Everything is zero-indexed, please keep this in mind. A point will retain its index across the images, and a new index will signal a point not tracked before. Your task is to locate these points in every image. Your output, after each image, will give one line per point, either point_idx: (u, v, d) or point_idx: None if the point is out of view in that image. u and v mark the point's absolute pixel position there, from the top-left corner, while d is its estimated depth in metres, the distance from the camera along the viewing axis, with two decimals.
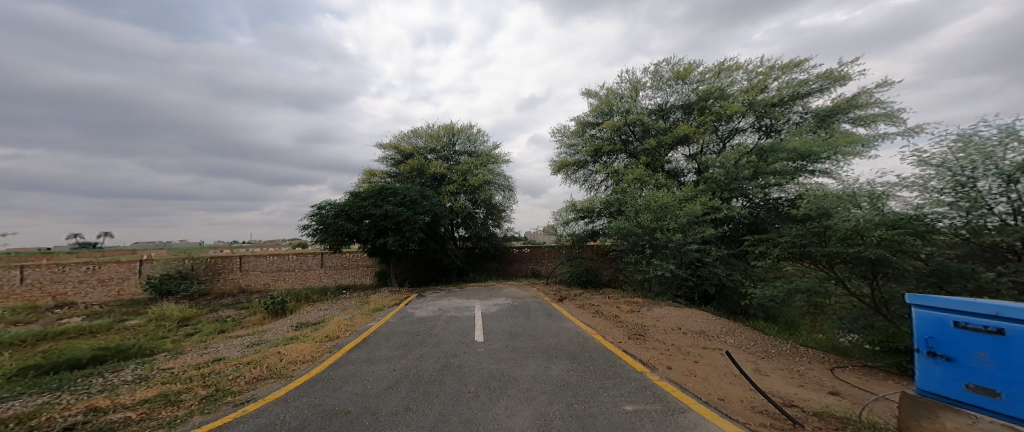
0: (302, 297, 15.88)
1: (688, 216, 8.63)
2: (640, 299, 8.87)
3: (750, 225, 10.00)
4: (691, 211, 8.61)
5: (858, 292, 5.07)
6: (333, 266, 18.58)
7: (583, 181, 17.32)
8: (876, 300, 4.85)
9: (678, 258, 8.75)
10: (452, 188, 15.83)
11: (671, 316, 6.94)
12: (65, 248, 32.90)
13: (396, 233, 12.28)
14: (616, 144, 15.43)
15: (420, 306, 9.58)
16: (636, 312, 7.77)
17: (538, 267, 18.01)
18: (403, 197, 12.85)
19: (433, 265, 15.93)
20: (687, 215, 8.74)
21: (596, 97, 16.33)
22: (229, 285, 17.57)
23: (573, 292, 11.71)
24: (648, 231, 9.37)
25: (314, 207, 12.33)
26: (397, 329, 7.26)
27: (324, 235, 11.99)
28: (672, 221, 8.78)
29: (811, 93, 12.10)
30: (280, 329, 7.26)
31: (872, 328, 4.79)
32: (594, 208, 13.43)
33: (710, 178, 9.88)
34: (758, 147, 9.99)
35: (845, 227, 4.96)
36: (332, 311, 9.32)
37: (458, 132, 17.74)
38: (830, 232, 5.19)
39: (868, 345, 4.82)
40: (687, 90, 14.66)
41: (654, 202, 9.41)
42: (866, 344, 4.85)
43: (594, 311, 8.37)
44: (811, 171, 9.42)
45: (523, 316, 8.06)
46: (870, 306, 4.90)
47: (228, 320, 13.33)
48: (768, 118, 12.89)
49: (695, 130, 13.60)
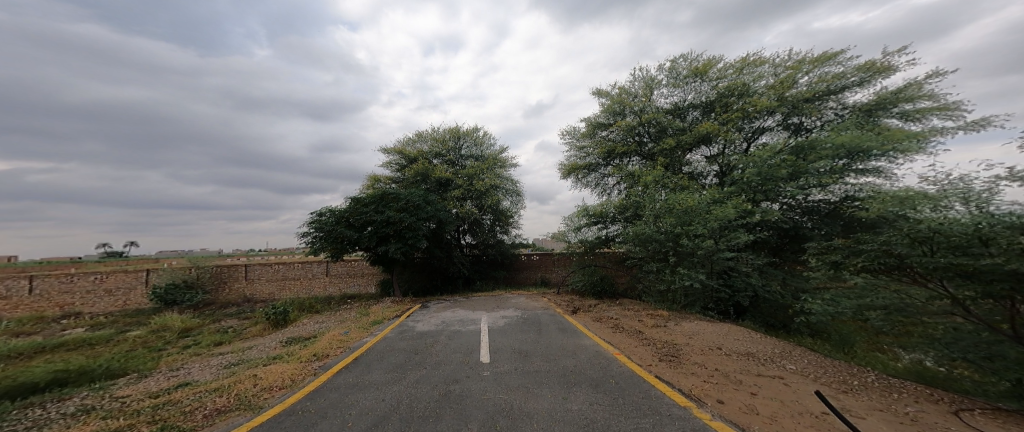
0: (306, 306, 15.42)
1: (719, 221, 7.77)
2: (664, 312, 7.99)
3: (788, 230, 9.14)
4: (721, 214, 7.78)
5: (986, 315, 3.92)
6: (339, 275, 18.23)
7: (595, 184, 16.51)
8: (1017, 325, 3.70)
9: (707, 266, 7.82)
10: (458, 193, 15.21)
11: (706, 333, 6.06)
12: (93, 258, 34.22)
13: (399, 241, 11.69)
14: (630, 146, 14.60)
15: (421, 319, 8.88)
16: (661, 327, 6.93)
17: (547, 275, 17.25)
18: (406, 202, 12.26)
19: (439, 273, 15.32)
20: (718, 219, 7.88)
21: (608, 97, 15.59)
22: (234, 295, 17.25)
23: (587, 302, 10.87)
24: (673, 237, 8.47)
25: (314, 213, 11.84)
26: (393, 345, 6.55)
27: (324, 242, 11.46)
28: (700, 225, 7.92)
29: (848, 86, 11.07)
30: (267, 345, 6.63)
31: (1001, 360, 3.74)
32: (607, 213, 12.61)
33: (741, 178, 9.09)
34: (794, 144, 9.06)
35: (957, 232, 4.03)
36: (329, 323, 8.71)
37: (463, 135, 17.22)
38: (934, 240, 4.24)
39: (999, 383, 3.79)
40: (706, 87, 13.76)
41: (679, 204, 8.59)
42: (991, 381, 3.84)
43: (614, 325, 7.53)
44: (859, 170, 8.37)
45: (534, 331, 7.26)
46: (1008, 333, 3.74)
47: (229, 331, 12.89)
48: (798, 116, 11.93)
49: (716, 129, 12.72)
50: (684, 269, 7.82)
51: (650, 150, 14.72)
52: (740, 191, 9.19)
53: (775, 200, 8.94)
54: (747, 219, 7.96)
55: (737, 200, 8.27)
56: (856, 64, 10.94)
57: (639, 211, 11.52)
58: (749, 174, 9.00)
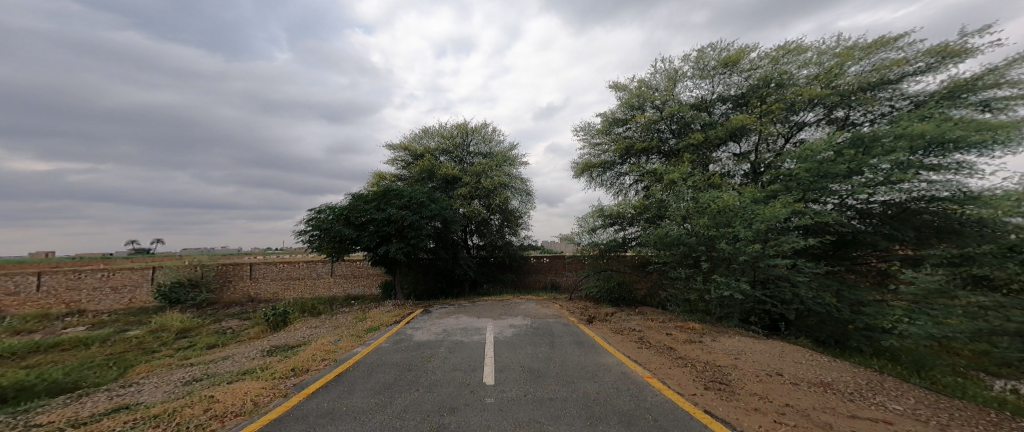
0: (308, 307, 14.88)
1: (765, 222, 6.68)
2: (695, 324, 7.00)
3: (850, 238, 8.07)
4: (768, 214, 6.72)
5: None
6: (344, 275, 17.73)
7: (610, 184, 15.54)
8: None
9: (749, 274, 6.83)
10: (464, 192, 14.34)
11: (755, 355, 5.05)
12: (117, 254, 35.29)
13: (400, 241, 10.98)
14: (650, 142, 13.53)
15: (422, 326, 8.08)
16: (696, 343, 5.96)
17: (558, 279, 16.36)
18: (409, 199, 11.50)
19: (445, 276, 14.58)
20: (763, 219, 6.79)
21: (626, 90, 14.55)
22: (238, 294, 16.86)
23: (603, 310, 9.93)
24: (708, 239, 7.45)
25: (312, 211, 11.17)
26: (387, 358, 5.77)
27: (322, 241, 10.80)
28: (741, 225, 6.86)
29: (909, 75, 9.83)
30: (245, 354, 5.89)
31: None
32: (624, 214, 11.55)
33: (790, 176, 8.31)
34: (849, 136, 7.96)
35: None
36: (322, 329, 8.00)
37: (471, 131, 16.45)
38: None
39: None
40: (737, 79, 12.66)
41: (716, 203, 7.56)
42: None
43: (638, 338, 6.59)
44: (948, 166, 6.96)
45: (547, 344, 6.38)
46: None
47: (227, 332, 12.40)
48: (843, 109, 10.77)
49: (751, 123, 11.41)
50: (721, 277, 6.82)
51: (672, 147, 13.64)
52: (782, 189, 8.31)
53: (829, 199, 7.84)
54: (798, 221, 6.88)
55: (785, 197, 7.18)
56: (920, 49, 9.66)
57: (662, 211, 10.47)
58: (798, 171, 8.02)
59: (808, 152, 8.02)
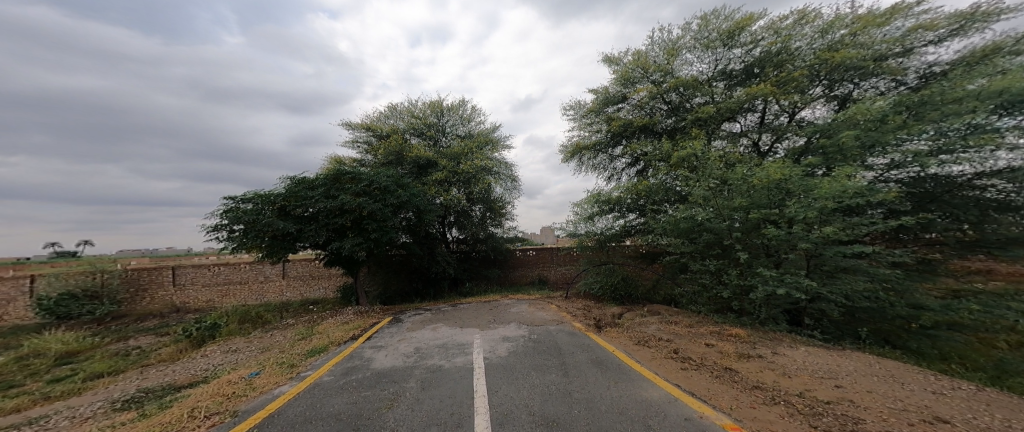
0: (250, 316, 12.33)
1: (828, 200, 5.24)
2: (739, 330, 5.53)
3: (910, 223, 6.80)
4: (832, 189, 5.28)
5: None
6: (298, 277, 15.36)
7: (603, 167, 14.25)
8: None
9: (803, 266, 5.54)
10: (440, 177, 12.23)
11: (863, 380, 3.55)
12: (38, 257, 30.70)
13: (357, 235, 8.87)
14: (651, 118, 12.05)
15: (386, 344, 6.10)
16: (756, 359, 4.42)
17: (545, 273, 14.83)
18: (368, 184, 9.21)
19: (418, 274, 12.49)
20: (824, 195, 5.35)
21: (620, 64, 13.12)
22: (158, 304, 13.88)
23: (610, 312, 8.40)
24: (750, 225, 6.10)
25: (231, 200, 8.55)
26: (325, 405, 3.76)
27: (246, 237, 8.32)
28: (795, 203, 5.44)
29: (921, 46, 8.91)
30: (84, 411, 3.68)
31: None
32: (626, 199, 10.14)
33: (827, 147, 7.31)
34: (903, 99, 6.89)
35: None
36: (242, 354, 5.80)
37: (447, 109, 14.43)
38: None
39: None
40: (737, 55, 11.59)
41: (757, 179, 6.15)
42: None
43: (674, 354, 5.00)
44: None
45: (558, 373, 4.61)
46: None
47: (130, 354, 9.69)
48: (851, 85, 9.83)
49: (763, 96, 10.15)
50: (773, 272, 5.44)
51: (669, 127, 12.40)
52: (830, 161, 7.19)
53: (878, 171, 6.70)
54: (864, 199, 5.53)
55: (842, 169, 5.82)
56: (947, 13, 8.74)
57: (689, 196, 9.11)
58: (844, 139, 6.82)
59: (858, 115, 6.89)
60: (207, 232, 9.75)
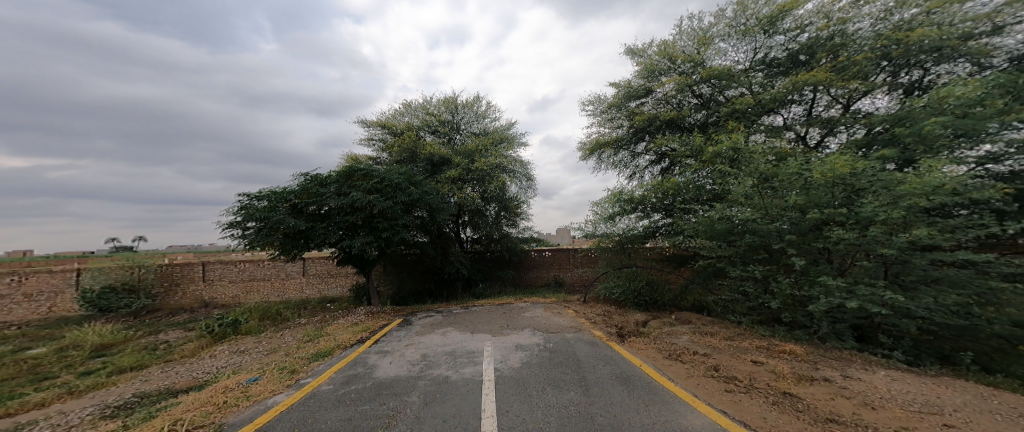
0: (271, 313, 12.48)
1: (917, 198, 4.45)
2: (794, 346, 4.76)
3: None
4: (925, 183, 4.43)
5: None
6: (317, 275, 15.59)
7: (624, 165, 13.44)
8: None
9: (880, 274, 4.80)
10: (454, 174, 11.85)
11: (976, 422, 2.78)
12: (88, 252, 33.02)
13: (369, 233, 8.69)
14: (682, 111, 11.07)
15: (394, 350, 5.74)
16: (823, 383, 3.69)
17: (563, 275, 14.24)
18: (380, 181, 8.97)
19: (431, 275, 12.21)
20: (911, 193, 4.57)
21: (644, 55, 12.27)
22: (189, 299, 14.39)
23: (634, 319, 7.73)
24: (811, 226, 5.33)
25: (245, 197, 8.50)
26: (316, 421, 3.40)
27: (258, 235, 8.28)
28: (872, 202, 4.67)
29: (1013, 23, 7.59)
30: (71, 418, 3.48)
31: None
32: (650, 199, 9.36)
33: (902, 137, 6.41)
34: (1000, 79, 5.73)
35: None
36: (249, 356, 5.60)
37: (463, 106, 14.08)
38: None
39: None
40: (781, 41, 10.42)
41: (817, 172, 5.32)
42: None
43: (715, 371, 4.33)
44: None
45: (580, 391, 4.06)
46: None
47: (157, 349, 9.93)
48: (921, 70, 8.56)
49: (812, 84, 9.06)
50: (842, 282, 4.71)
51: (698, 121, 11.44)
52: (910, 152, 6.29)
53: (975, 163, 5.84)
54: (957, 196, 4.68)
55: (925, 161, 4.94)
56: None
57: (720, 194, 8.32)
58: (929, 126, 5.81)
59: (948, 97, 5.83)
60: (223, 230, 9.79)
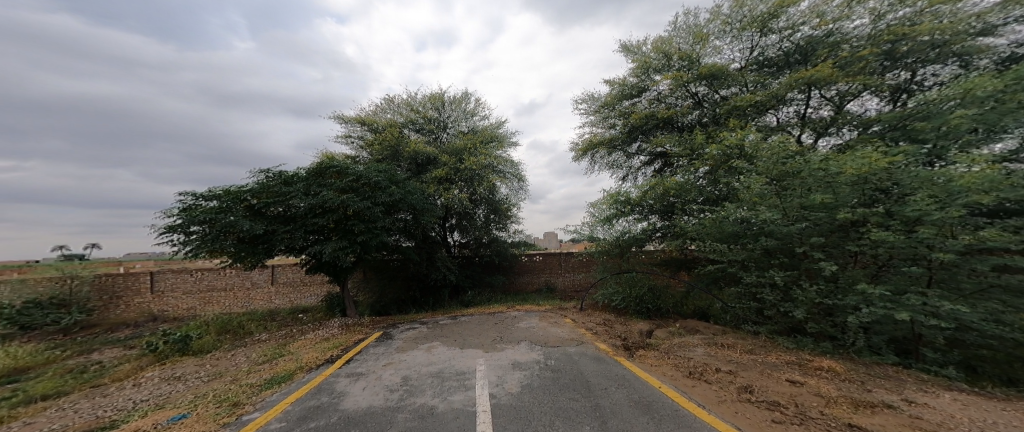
0: (231, 326, 11.13)
1: (975, 195, 3.95)
2: (831, 361, 4.15)
3: None
4: (984, 178, 3.92)
5: None
6: (289, 283, 14.29)
7: (618, 166, 13.05)
8: None
9: (924, 282, 4.31)
10: (440, 174, 11.00)
11: None
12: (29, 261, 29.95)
13: (342, 238, 7.69)
14: (679, 109, 10.70)
15: (367, 372, 4.80)
16: (886, 411, 3.03)
17: (553, 280, 13.54)
18: (356, 179, 8.02)
19: (416, 282, 11.25)
20: (970, 190, 4.03)
21: (639, 53, 11.92)
22: (135, 312, 12.87)
23: (638, 328, 7.08)
24: (839, 225, 4.87)
25: (190, 196, 7.30)
26: None
27: (206, 241, 7.09)
28: (921, 200, 4.16)
29: (1003, 24, 7.58)
30: None
31: None
32: (652, 200, 8.77)
33: (922, 131, 6.06)
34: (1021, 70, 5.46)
35: None
36: (180, 385, 4.51)
37: (450, 102, 13.30)
38: None
39: None
40: (777, 40, 10.27)
41: (850, 168, 4.75)
42: None
43: (751, 394, 3.63)
44: None
45: (596, 426, 3.26)
46: None
47: (86, 371, 8.47)
48: (912, 70, 8.51)
49: (812, 81, 8.86)
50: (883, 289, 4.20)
51: (695, 120, 11.14)
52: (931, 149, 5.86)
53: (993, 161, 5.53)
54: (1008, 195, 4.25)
55: (965, 155, 4.51)
56: None
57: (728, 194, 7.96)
58: (958, 120, 5.41)
59: (968, 92, 5.49)
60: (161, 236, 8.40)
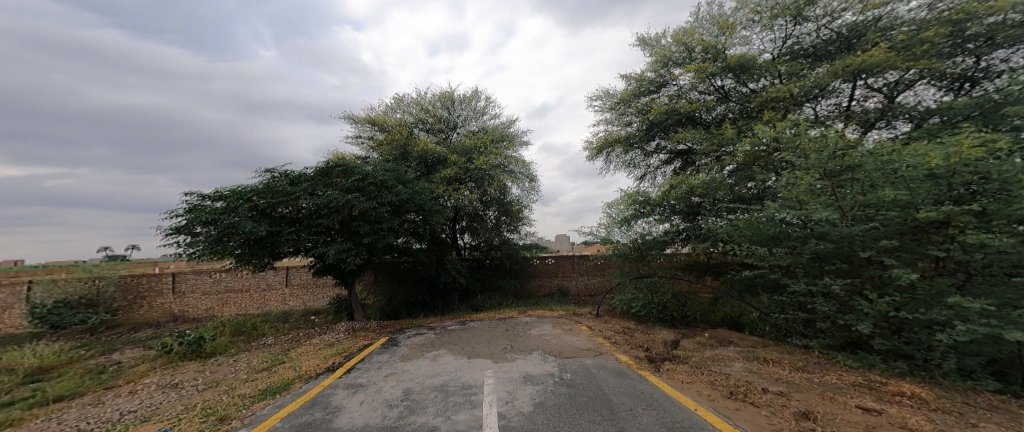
0: (245, 327, 11.13)
1: None
2: (909, 385, 3.47)
3: None
4: None
5: None
6: (302, 285, 14.31)
7: (634, 165, 12.40)
8: None
9: None
10: (449, 174, 10.65)
11: None
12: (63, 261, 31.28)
13: (347, 240, 7.48)
14: (702, 103, 9.98)
15: (368, 384, 4.42)
16: None
17: (566, 284, 12.99)
18: (362, 178, 7.76)
19: (426, 285, 10.95)
20: None
21: (658, 45, 11.26)
22: (156, 313, 13.06)
23: (662, 338, 6.48)
24: (915, 225, 4.18)
25: (195, 197, 7.17)
26: None
27: (211, 242, 6.96)
28: None
29: None
30: None
31: None
32: (674, 199, 8.13)
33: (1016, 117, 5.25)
34: None
35: None
36: (174, 394, 4.26)
37: (460, 101, 12.99)
38: None
39: None
40: (812, 28, 9.45)
41: (933, 159, 4.03)
42: None
43: (812, 422, 3.02)
44: None
45: None
46: None
47: (104, 372, 8.52)
48: (969, 57, 7.60)
49: (863, 68, 7.99)
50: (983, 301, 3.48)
51: (720, 116, 10.40)
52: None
53: None
54: None
55: None
56: None
57: (762, 193, 7.25)
58: None
59: None
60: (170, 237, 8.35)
